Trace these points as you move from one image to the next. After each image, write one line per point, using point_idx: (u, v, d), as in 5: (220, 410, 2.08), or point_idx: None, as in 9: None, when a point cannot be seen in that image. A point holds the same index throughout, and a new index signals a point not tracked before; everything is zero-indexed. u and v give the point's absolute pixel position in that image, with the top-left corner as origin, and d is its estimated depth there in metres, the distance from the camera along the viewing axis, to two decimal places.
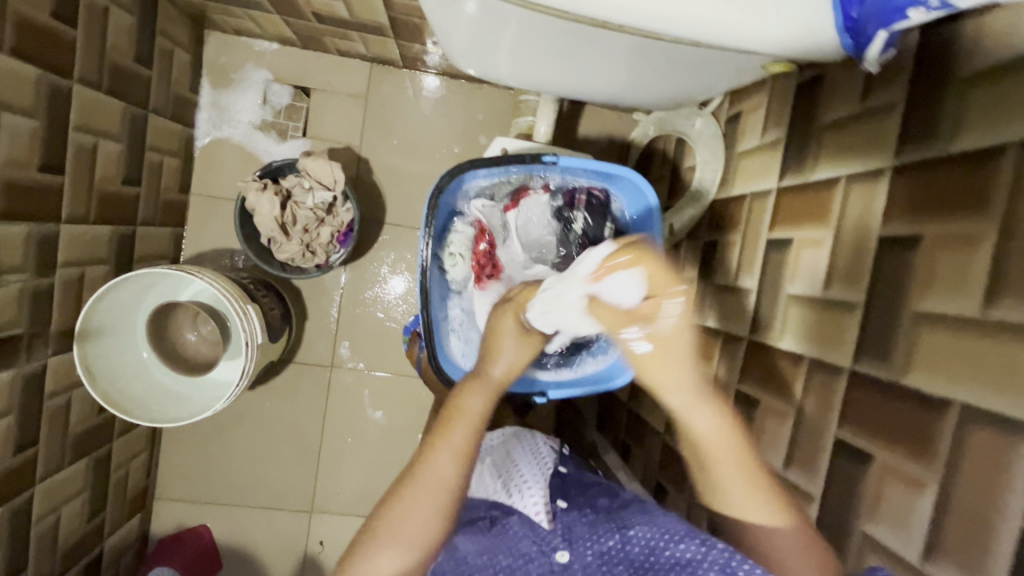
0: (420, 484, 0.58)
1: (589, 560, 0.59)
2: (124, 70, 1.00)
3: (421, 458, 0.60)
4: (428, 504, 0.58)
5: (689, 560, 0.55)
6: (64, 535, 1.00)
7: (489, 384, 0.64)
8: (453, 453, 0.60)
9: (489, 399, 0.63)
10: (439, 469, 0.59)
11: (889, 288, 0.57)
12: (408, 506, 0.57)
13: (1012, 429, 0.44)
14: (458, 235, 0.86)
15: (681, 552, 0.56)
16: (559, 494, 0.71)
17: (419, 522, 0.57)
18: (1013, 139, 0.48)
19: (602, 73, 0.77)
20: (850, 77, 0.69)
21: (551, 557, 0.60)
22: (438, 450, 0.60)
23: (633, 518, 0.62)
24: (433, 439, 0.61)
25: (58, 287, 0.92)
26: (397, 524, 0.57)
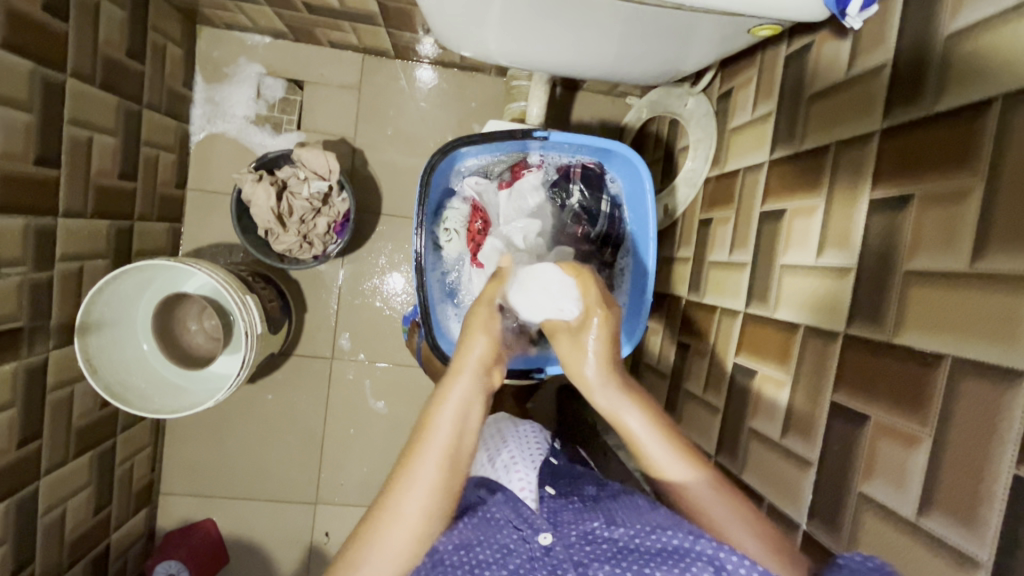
0: (390, 520, 0.56)
1: (572, 540, 0.58)
2: (117, 64, 1.00)
3: (386, 494, 0.57)
4: (399, 540, 0.55)
5: (675, 547, 0.54)
6: (70, 527, 1.01)
7: (468, 381, 0.61)
8: (424, 483, 0.56)
9: (463, 408, 0.60)
10: (407, 505, 0.56)
11: (880, 250, 0.58)
12: (381, 543, 0.55)
13: (1003, 378, 0.45)
14: (453, 212, 0.87)
15: (666, 540, 0.55)
16: (547, 481, 0.71)
17: (391, 557, 0.55)
18: (997, 92, 0.48)
19: (591, 45, 0.77)
20: (837, 45, 0.69)
21: (533, 540, 0.59)
22: (404, 485, 0.56)
23: (619, 511, 0.61)
24: (399, 472, 0.57)
25: (57, 280, 0.93)
26: (368, 562, 0.55)
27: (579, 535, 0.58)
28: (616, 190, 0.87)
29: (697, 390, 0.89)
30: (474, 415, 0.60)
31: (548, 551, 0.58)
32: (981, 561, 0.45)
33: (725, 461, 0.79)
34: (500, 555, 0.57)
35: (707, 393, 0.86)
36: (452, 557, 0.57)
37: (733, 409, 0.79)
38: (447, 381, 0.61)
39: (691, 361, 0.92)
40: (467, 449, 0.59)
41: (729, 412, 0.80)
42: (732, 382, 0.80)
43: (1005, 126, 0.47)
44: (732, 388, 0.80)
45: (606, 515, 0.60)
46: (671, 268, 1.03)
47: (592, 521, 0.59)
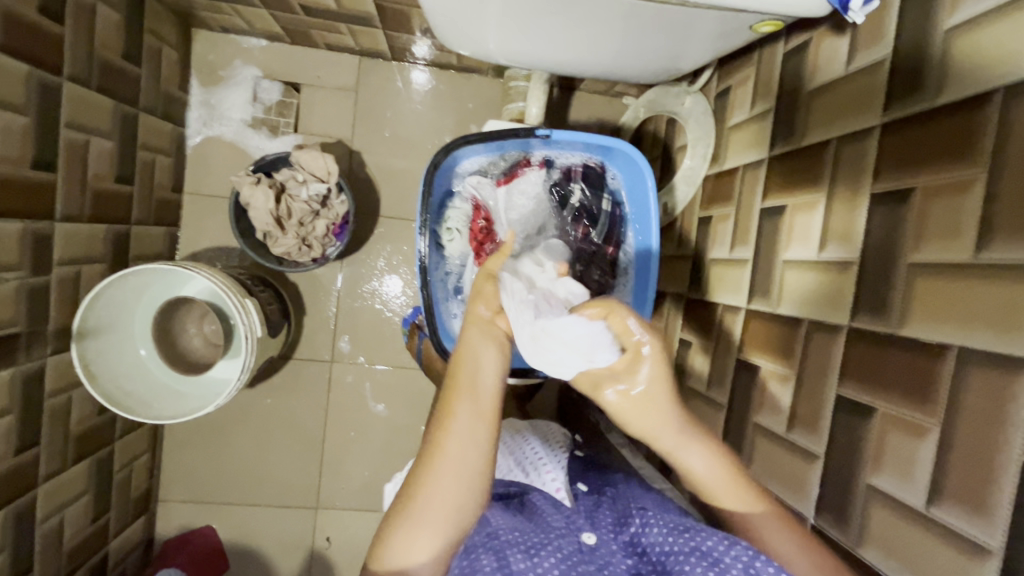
0: (443, 461, 0.56)
1: (614, 540, 0.59)
2: (114, 67, 1.00)
3: (434, 437, 0.57)
4: (447, 488, 0.55)
5: (710, 549, 0.54)
6: (69, 536, 1.00)
7: (490, 332, 0.62)
8: (468, 422, 0.57)
9: (482, 350, 0.61)
10: (453, 448, 0.56)
11: (884, 243, 0.58)
12: (427, 491, 0.55)
13: (1011, 365, 0.45)
14: (455, 211, 0.87)
15: (700, 540, 0.55)
16: (577, 478, 0.72)
17: (449, 500, 0.55)
18: (998, 84, 0.49)
19: (592, 42, 0.77)
20: (835, 42, 0.69)
21: (577, 537, 0.59)
22: (445, 432, 0.57)
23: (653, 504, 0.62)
24: (438, 424, 0.58)
25: (54, 285, 0.92)
26: (417, 510, 0.55)
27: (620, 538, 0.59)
28: (618, 187, 0.87)
29: (701, 387, 0.89)
30: (496, 357, 0.61)
31: (591, 548, 0.58)
32: (993, 549, 0.46)
33: None
34: (550, 539, 0.57)
35: (710, 389, 0.86)
36: (505, 536, 0.57)
37: (738, 405, 0.79)
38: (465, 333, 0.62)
39: (693, 358, 0.92)
40: (494, 389, 0.60)
41: (733, 408, 0.80)
42: (735, 378, 0.80)
43: (1007, 117, 0.48)
44: (736, 384, 0.80)
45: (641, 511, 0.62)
46: (672, 266, 1.04)
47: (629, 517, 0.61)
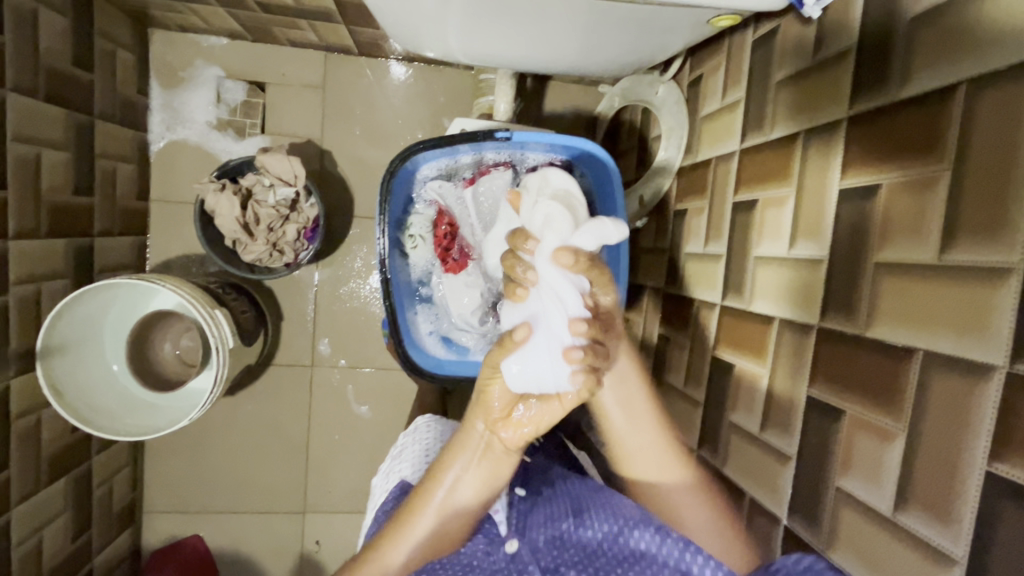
0: (380, 566, 0.57)
1: (540, 544, 0.60)
2: (63, 75, 0.96)
3: (383, 536, 0.58)
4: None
5: (644, 551, 0.57)
6: (48, 555, 0.98)
7: (478, 451, 0.59)
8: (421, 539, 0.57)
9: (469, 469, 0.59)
10: (395, 554, 0.57)
11: (853, 241, 0.56)
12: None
13: (973, 371, 0.44)
14: (418, 216, 0.85)
15: (636, 540, 0.58)
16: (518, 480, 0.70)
17: None
18: (962, 78, 0.47)
19: (551, 40, 0.75)
20: (803, 29, 0.67)
21: (500, 549, 0.60)
22: (394, 543, 0.58)
23: (589, 503, 0.63)
24: (394, 522, 0.58)
25: (12, 305, 0.89)
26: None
27: (547, 540, 0.60)
28: (587, 187, 0.86)
29: (679, 383, 0.88)
30: (480, 476, 0.59)
31: (513, 557, 0.59)
32: (956, 558, 0.45)
33: (707, 454, 0.78)
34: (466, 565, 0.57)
35: (688, 385, 0.85)
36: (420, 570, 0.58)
37: (713, 402, 0.78)
38: (463, 435, 0.59)
39: (671, 354, 0.91)
40: (464, 509, 0.59)
41: (710, 405, 0.79)
42: (711, 375, 0.79)
43: (970, 113, 0.46)
44: (711, 382, 0.79)
45: (576, 511, 0.62)
46: (649, 260, 1.02)
47: (561, 522, 0.61)
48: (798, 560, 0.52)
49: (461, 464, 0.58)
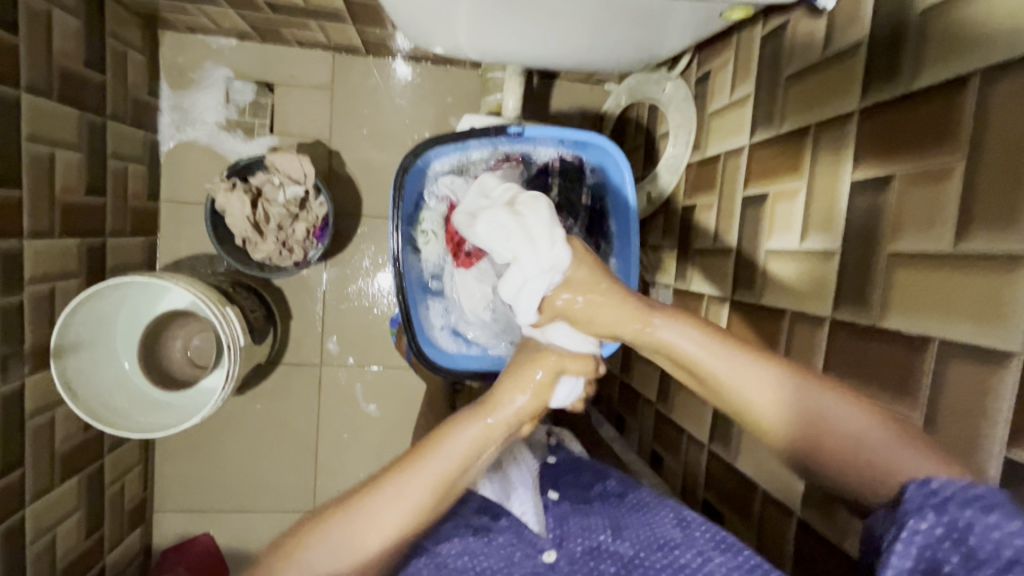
0: (363, 520, 0.50)
1: (578, 554, 0.58)
2: (75, 76, 0.97)
3: (374, 486, 0.51)
4: (355, 547, 0.50)
5: (683, 565, 0.56)
6: (62, 552, 0.99)
7: (494, 429, 0.53)
8: (413, 502, 0.51)
9: (479, 445, 0.53)
10: (388, 513, 0.50)
11: (866, 232, 0.56)
12: (330, 535, 0.50)
13: (989, 358, 0.44)
14: (429, 212, 0.85)
15: (677, 556, 0.57)
16: (550, 487, 0.69)
17: (338, 555, 0.50)
18: (975, 68, 0.47)
19: (562, 36, 0.75)
20: (813, 23, 0.67)
21: (537, 556, 0.57)
22: (389, 496, 0.51)
23: (628, 518, 0.62)
24: (392, 473, 0.52)
25: (27, 304, 0.90)
26: (308, 556, 0.49)
27: (585, 550, 0.58)
28: (598, 182, 0.86)
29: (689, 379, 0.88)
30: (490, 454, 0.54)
31: (552, 568, 0.57)
32: None
33: (718, 448, 0.78)
34: (503, 564, 0.56)
35: None
36: (454, 564, 0.55)
37: None
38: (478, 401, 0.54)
39: None
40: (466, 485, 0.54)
41: None
42: None
43: (983, 103, 0.46)
44: None
45: (614, 525, 0.61)
46: (658, 257, 1.02)
47: (599, 533, 0.59)
48: (969, 487, 0.41)
49: (469, 437, 0.52)
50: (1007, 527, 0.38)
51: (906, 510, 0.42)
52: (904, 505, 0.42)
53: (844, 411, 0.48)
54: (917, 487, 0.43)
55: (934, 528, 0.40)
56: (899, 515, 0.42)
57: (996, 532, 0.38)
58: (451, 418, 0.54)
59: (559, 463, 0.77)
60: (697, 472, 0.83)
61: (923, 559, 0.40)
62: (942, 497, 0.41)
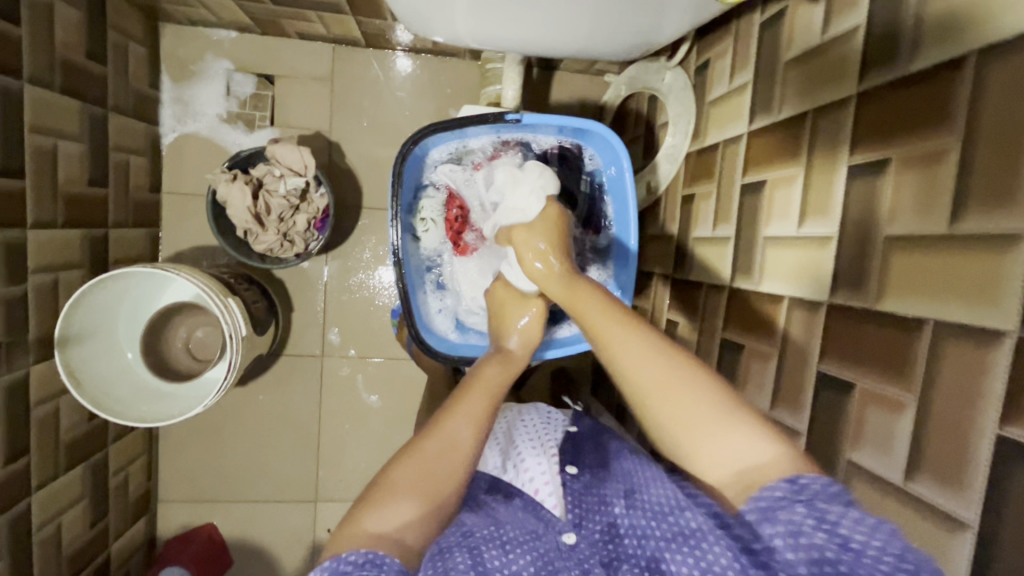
0: (436, 443, 0.55)
1: (596, 535, 0.56)
2: (77, 67, 0.97)
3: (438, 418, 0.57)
4: (436, 470, 0.53)
5: (693, 531, 0.50)
6: (67, 540, 1.00)
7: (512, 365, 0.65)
8: (471, 413, 0.57)
9: (506, 380, 0.63)
10: (456, 433, 0.56)
11: (863, 217, 0.57)
12: (416, 462, 0.53)
13: (983, 337, 0.45)
14: (429, 200, 0.86)
15: (684, 522, 0.51)
16: (570, 459, 0.68)
17: (421, 483, 0.52)
18: (972, 49, 0.47)
19: (561, 22, 0.76)
20: (811, 9, 0.67)
21: (556, 539, 0.56)
22: (453, 415, 0.57)
23: (642, 479, 0.58)
24: (446, 408, 0.58)
25: (31, 294, 0.91)
26: (400, 486, 0.52)
27: (603, 530, 0.56)
28: (596, 170, 0.86)
29: None
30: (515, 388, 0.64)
31: (572, 549, 0.55)
32: (969, 522, 0.46)
33: None
34: (527, 537, 0.54)
35: None
36: (481, 532, 0.53)
37: None
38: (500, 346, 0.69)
39: (680, 336, 0.92)
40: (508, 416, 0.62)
41: None
42: (721, 357, 0.80)
43: (979, 83, 0.46)
44: (721, 363, 0.79)
45: (628, 493, 0.58)
46: (657, 247, 1.03)
47: (613, 506, 0.57)
48: (829, 486, 0.47)
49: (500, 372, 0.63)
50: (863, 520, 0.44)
51: (779, 507, 0.46)
52: (776, 500, 0.47)
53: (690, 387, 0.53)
54: (787, 485, 0.47)
55: (808, 523, 0.45)
56: (772, 511, 0.47)
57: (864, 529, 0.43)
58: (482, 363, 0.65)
59: (582, 431, 0.75)
60: None
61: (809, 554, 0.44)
62: (808, 496, 0.46)
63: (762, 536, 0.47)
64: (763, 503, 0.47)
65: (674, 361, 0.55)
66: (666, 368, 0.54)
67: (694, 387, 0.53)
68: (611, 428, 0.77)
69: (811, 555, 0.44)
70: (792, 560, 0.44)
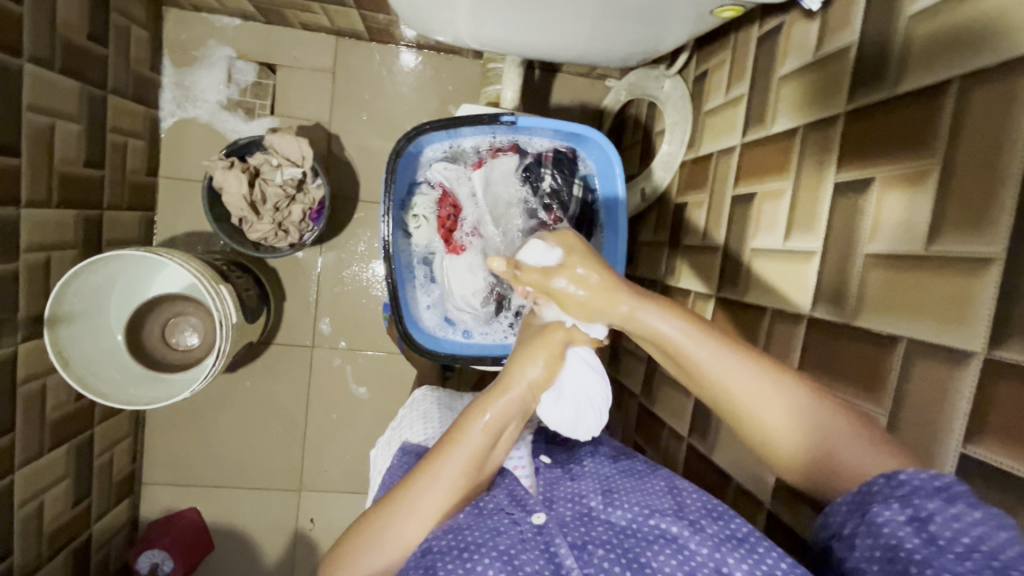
0: (402, 510, 0.54)
1: (567, 518, 0.57)
2: (78, 48, 0.97)
3: (408, 479, 0.56)
4: (400, 537, 0.54)
5: (675, 536, 0.53)
6: (49, 518, 1.01)
7: (507, 406, 0.58)
8: (446, 481, 0.55)
9: (496, 434, 0.57)
10: (425, 501, 0.54)
11: (844, 232, 0.58)
12: (382, 532, 0.54)
13: (953, 357, 0.46)
14: (422, 198, 0.87)
15: (664, 526, 0.54)
16: (544, 452, 0.71)
17: (392, 548, 0.54)
18: (956, 73, 0.48)
19: (559, 28, 0.76)
20: (807, 26, 0.68)
21: (525, 521, 0.56)
22: (426, 480, 0.55)
23: (620, 484, 0.61)
24: (421, 468, 0.56)
25: (22, 272, 0.91)
26: (366, 554, 0.53)
27: (575, 515, 0.57)
28: (590, 174, 0.88)
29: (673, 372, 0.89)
30: (511, 434, 0.59)
31: (540, 529, 0.55)
32: None
33: (697, 442, 0.79)
34: (489, 536, 0.52)
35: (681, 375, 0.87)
36: (438, 544, 0.52)
37: None
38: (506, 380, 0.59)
39: None
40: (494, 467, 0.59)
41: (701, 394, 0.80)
42: None
43: (961, 108, 0.47)
44: None
45: (605, 490, 0.60)
46: (649, 252, 1.03)
47: (590, 499, 0.59)
48: (933, 479, 0.42)
49: (494, 416, 0.57)
50: (967, 518, 0.40)
51: (872, 498, 0.45)
52: (870, 493, 0.45)
53: (809, 419, 0.49)
54: (885, 481, 0.45)
55: (899, 518, 0.43)
56: (866, 503, 0.45)
57: (956, 523, 0.40)
58: (468, 408, 0.59)
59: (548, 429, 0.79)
60: (676, 467, 0.84)
61: (882, 542, 0.43)
62: (907, 490, 0.43)
63: (848, 522, 0.46)
64: (858, 495, 0.46)
65: (790, 401, 0.50)
66: (779, 410, 0.50)
67: (816, 420, 0.49)
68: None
69: (887, 544, 0.43)
70: (869, 547, 0.44)
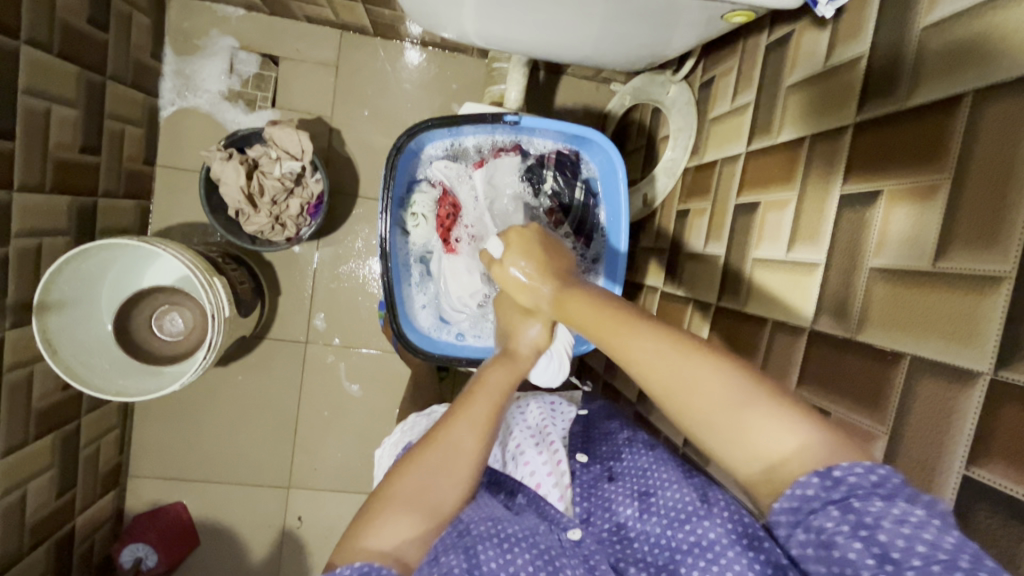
0: (441, 450, 0.51)
1: (604, 534, 0.57)
2: (78, 33, 0.96)
3: (440, 423, 0.53)
4: (435, 482, 0.50)
5: (711, 543, 0.51)
6: (32, 508, 0.99)
7: (512, 368, 0.60)
8: (475, 421, 0.53)
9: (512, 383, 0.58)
10: (458, 440, 0.52)
11: (850, 244, 0.57)
12: (421, 471, 0.50)
13: (959, 377, 0.45)
14: (422, 195, 0.85)
15: (701, 533, 0.52)
16: (579, 446, 0.70)
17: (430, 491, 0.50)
18: (969, 88, 0.47)
19: (567, 29, 0.76)
20: (817, 36, 0.67)
21: (562, 535, 0.56)
22: (458, 422, 0.53)
23: (655, 482, 0.59)
24: (451, 413, 0.54)
25: (12, 257, 0.89)
26: (404, 496, 0.49)
27: (611, 529, 0.57)
28: (592, 178, 0.87)
29: None
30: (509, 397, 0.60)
31: (577, 544, 0.56)
32: None
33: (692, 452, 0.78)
34: (527, 534, 0.52)
35: None
36: (478, 528, 0.51)
37: None
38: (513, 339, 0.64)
39: None
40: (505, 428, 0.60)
41: None
42: None
43: (975, 123, 0.46)
44: None
45: (640, 493, 0.59)
46: (649, 258, 1.02)
47: (625, 506, 0.58)
48: (869, 473, 0.39)
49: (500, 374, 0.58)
50: (911, 519, 0.37)
51: (811, 512, 0.40)
52: (808, 501, 0.41)
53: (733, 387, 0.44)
54: (819, 479, 0.40)
55: (842, 528, 0.39)
56: (804, 517, 0.41)
57: (905, 528, 0.37)
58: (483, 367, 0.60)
59: (591, 413, 0.78)
60: None
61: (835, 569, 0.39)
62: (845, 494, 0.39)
63: (795, 539, 0.42)
64: (796, 506, 0.41)
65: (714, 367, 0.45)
66: (689, 362, 0.46)
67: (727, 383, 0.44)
68: (616, 411, 0.79)
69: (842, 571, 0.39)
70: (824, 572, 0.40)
